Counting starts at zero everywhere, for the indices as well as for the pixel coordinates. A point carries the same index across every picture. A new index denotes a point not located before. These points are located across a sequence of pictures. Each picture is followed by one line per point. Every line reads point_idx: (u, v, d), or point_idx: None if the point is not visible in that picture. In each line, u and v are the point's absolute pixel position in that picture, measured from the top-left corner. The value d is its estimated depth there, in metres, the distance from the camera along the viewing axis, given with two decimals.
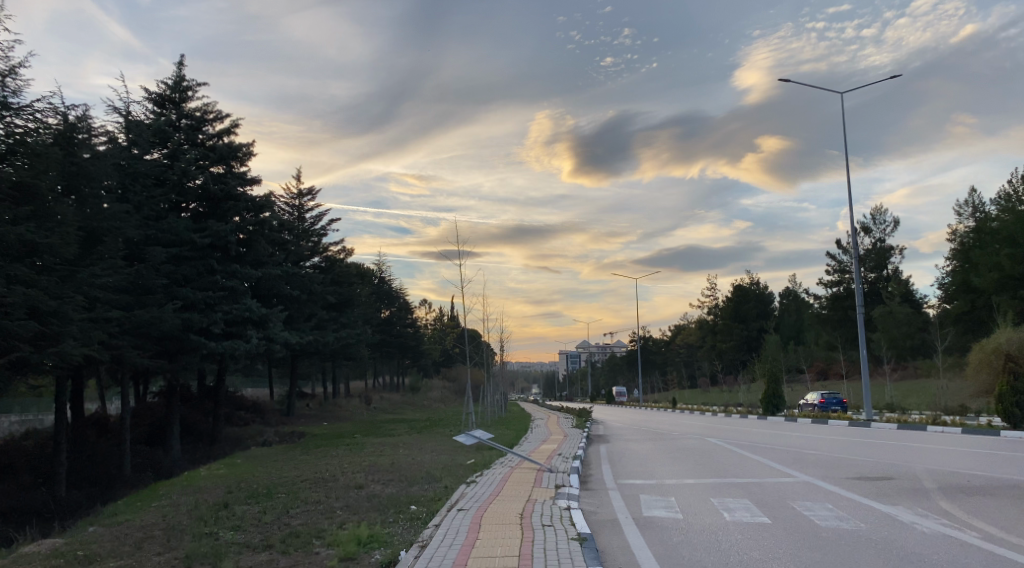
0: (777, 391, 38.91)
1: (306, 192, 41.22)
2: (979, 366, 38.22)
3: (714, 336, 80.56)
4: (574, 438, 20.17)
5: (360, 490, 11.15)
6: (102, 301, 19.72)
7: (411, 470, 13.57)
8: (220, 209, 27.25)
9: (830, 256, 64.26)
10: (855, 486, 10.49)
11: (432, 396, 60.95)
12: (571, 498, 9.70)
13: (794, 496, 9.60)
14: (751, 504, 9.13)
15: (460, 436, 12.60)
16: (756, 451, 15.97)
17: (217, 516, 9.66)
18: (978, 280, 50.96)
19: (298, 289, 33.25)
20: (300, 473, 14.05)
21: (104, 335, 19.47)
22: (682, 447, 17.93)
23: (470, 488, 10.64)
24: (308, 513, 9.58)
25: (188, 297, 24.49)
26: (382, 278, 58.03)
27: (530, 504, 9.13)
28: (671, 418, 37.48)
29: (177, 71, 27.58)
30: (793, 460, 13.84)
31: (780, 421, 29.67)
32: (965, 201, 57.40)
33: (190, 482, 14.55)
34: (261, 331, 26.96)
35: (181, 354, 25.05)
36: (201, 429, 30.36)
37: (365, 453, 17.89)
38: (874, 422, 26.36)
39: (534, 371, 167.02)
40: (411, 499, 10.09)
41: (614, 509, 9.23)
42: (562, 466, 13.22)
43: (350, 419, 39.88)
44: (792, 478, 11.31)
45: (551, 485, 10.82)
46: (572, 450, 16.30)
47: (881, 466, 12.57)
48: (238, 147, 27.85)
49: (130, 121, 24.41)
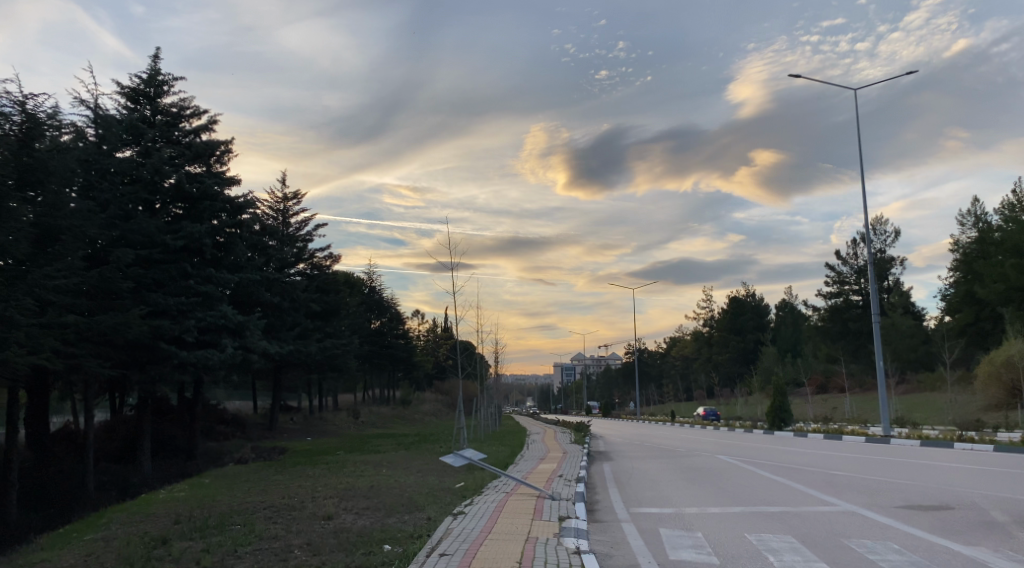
0: (783, 406, 37.36)
1: (292, 196, 39.71)
2: (988, 380, 36.76)
3: (710, 349, 79.17)
4: (574, 455, 18.58)
5: (327, 523, 9.47)
6: (58, 305, 17.96)
7: (393, 495, 11.93)
8: (196, 210, 25.57)
9: (830, 266, 62.76)
10: (913, 518, 8.87)
11: (423, 410, 59.31)
12: (580, 535, 8.07)
13: (849, 533, 7.96)
14: (800, 544, 7.49)
15: (447, 456, 10.90)
16: (778, 472, 14.35)
17: (148, 556, 7.98)
18: (981, 291, 49.63)
19: (280, 296, 31.61)
20: (266, 498, 12.41)
21: (58, 343, 17.68)
22: (694, 465, 16.40)
23: (457, 521, 8.99)
24: (260, 554, 7.88)
25: (158, 303, 22.79)
26: (372, 288, 56.56)
27: (530, 545, 7.51)
28: (672, 433, 35.81)
29: (153, 63, 26.05)
30: (823, 484, 12.22)
31: (790, 437, 28.03)
32: (967, 211, 56.15)
33: (141, 508, 12.90)
34: (238, 339, 25.16)
35: (151, 364, 23.23)
36: (176, 444, 28.61)
37: (346, 474, 16.29)
38: (893, 438, 24.68)
39: (527, 384, 165.11)
40: (384, 536, 8.39)
41: (632, 552, 7.57)
42: (564, 491, 11.52)
43: (336, 433, 38.19)
44: (835, 507, 9.67)
45: (553, 516, 9.18)
46: (573, 471, 14.61)
47: (930, 491, 10.99)
48: (216, 145, 26.29)
49: (99, 114, 22.72)
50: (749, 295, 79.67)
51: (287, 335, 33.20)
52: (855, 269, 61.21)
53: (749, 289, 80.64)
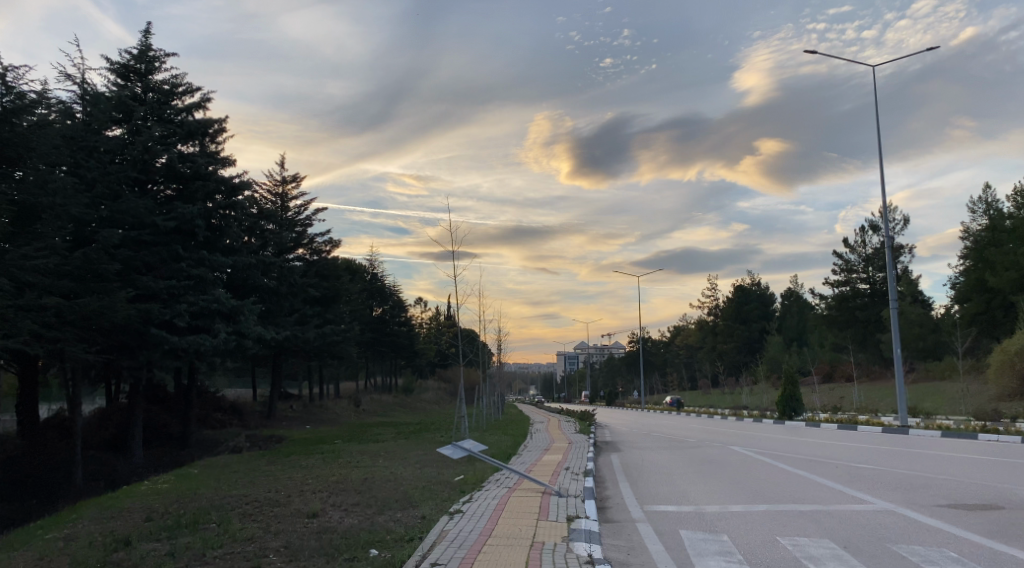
0: (794, 394, 36.36)
1: (291, 179, 38.77)
2: (1001, 369, 35.74)
3: (716, 338, 78.22)
4: (580, 446, 17.70)
5: (311, 522, 8.59)
6: (38, 286, 17.03)
7: (386, 490, 11.06)
8: (189, 191, 24.62)
9: (838, 255, 61.69)
10: (963, 519, 7.96)
11: (425, 398, 58.61)
12: (592, 539, 7.19)
13: (898, 538, 7.06)
14: (843, 551, 6.62)
15: (445, 447, 10.06)
16: (800, 465, 13.42)
17: (105, 560, 7.13)
18: (992, 279, 48.64)
19: (277, 280, 30.73)
20: (250, 492, 11.58)
21: (37, 327, 16.78)
22: (709, 458, 15.45)
23: (454, 522, 8.09)
24: (231, 561, 6.98)
25: (148, 286, 21.86)
26: (374, 274, 55.71)
27: (534, 551, 6.65)
28: (677, 422, 34.87)
29: (144, 39, 25.05)
30: (852, 479, 11.30)
31: (800, 428, 27.13)
32: (979, 198, 55.06)
33: (118, 501, 12.06)
34: (232, 324, 24.24)
35: (140, 350, 22.35)
36: (170, 432, 27.81)
37: (338, 465, 15.42)
38: (911, 428, 23.75)
39: (531, 373, 164.42)
40: (372, 539, 7.49)
41: (652, 560, 6.65)
42: (573, 487, 10.63)
43: (336, 422, 37.42)
44: (872, 506, 8.77)
45: (562, 516, 8.30)
46: (580, 463, 13.69)
47: (972, 487, 10.07)
48: (209, 123, 25.30)
49: (87, 90, 21.73)
50: (754, 283, 78.77)
51: (284, 321, 32.32)
52: (864, 257, 60.32)
53: (754, 278, 79.63)
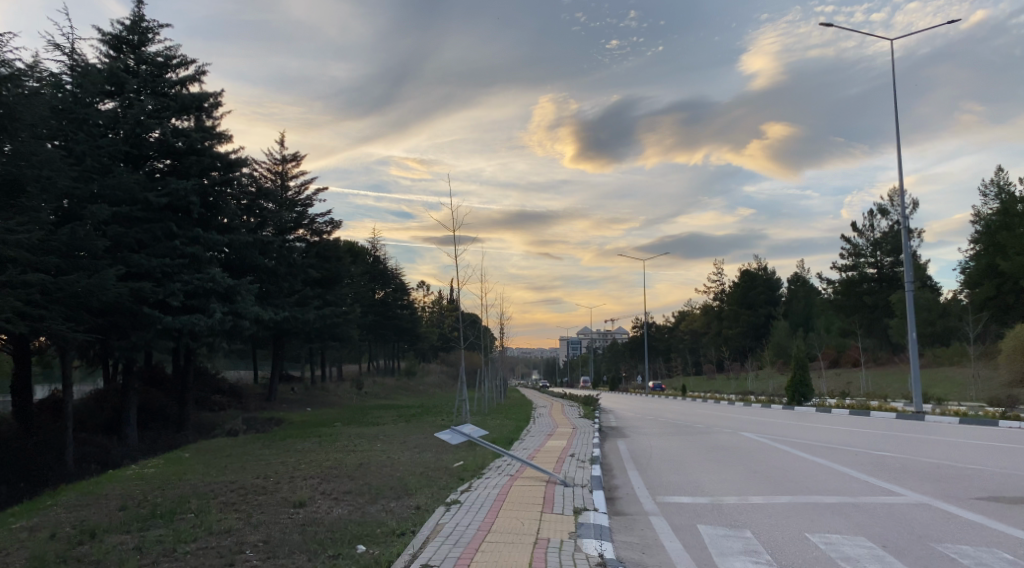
0: (804, 379, 35.55)
1: (290, 157, 38.01)
2: (1014, 355, 34.70)
3: (721, 323, 77.51)
4: (587, 431, 17.05)
5: (296, 512, 7.95)
6: (22, 263, 16.33)
7: (379, 476, 10.43)
8: (183, 166, 23.89)
9: (845, 239, 60.90)
10: (1006, 514, 7.30)
11: (427, 381, 58.12)
12: (601, 536, 6.54)
13: (945, 537, 6.35)
14: (884, 552, 5.95)
15: (443, 432, 9.38)
16: (817, 453, 12.75)
17: (65, 556, 6.49)
18: (1005, 264, 47.52)
19: (275, 261, 30.08)
20: (238, 478, 10.96)
21: (20, 305, 16.10)
22: (719, 444, 14.76)
23: (450, 514, 7.41)
24: (202, 558, 6.31)
25: (140, 264, 21.24)
26: (376, 257, 55.02)
27: (539, 550, 5.97)
28: (684, 407, 34.17)
29: (137, 9, 24.22)
30: (876, 468, 10.58)
31: (810, 413, 26.47)
32: (989, 181, 53.99)
33: (102, 487, 11.47)
34: (228, 304, 23.63)
35: (133, 330, 21.75)
36: (167, 414, 27.28)
37: (335, 449, 14.83)
38: (924, 415, 23.01)
39: (534, 358, 164.25)
40: (360, 533, 6.83)
41: (670, 560, 6.01)
42: (579, 476, 9.96)
43: (337, 404, 36.92)
44: (903, 499, 8.11)
45: (568, 509, 7.63)
46: (586, 450, 13.03)
47: (1009, 478, 9.35)
48: (204, 97, 24.52)
49: (77, 62, 20.94)
50: (760, 268, 77.90)
51: (283, 302, 31.64)
52: (872, 240, 59.44)
53: (760, 262, 78.71)
